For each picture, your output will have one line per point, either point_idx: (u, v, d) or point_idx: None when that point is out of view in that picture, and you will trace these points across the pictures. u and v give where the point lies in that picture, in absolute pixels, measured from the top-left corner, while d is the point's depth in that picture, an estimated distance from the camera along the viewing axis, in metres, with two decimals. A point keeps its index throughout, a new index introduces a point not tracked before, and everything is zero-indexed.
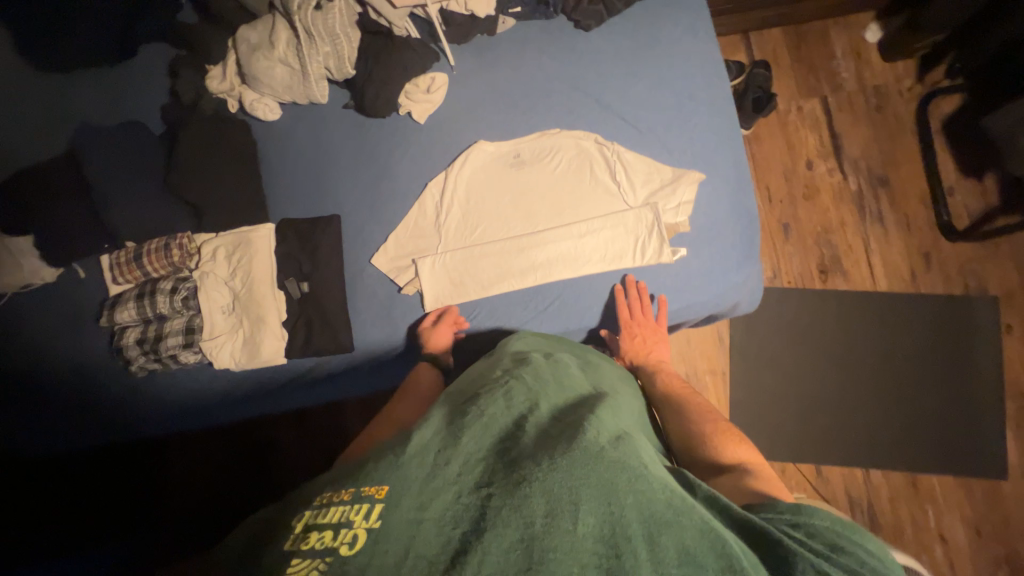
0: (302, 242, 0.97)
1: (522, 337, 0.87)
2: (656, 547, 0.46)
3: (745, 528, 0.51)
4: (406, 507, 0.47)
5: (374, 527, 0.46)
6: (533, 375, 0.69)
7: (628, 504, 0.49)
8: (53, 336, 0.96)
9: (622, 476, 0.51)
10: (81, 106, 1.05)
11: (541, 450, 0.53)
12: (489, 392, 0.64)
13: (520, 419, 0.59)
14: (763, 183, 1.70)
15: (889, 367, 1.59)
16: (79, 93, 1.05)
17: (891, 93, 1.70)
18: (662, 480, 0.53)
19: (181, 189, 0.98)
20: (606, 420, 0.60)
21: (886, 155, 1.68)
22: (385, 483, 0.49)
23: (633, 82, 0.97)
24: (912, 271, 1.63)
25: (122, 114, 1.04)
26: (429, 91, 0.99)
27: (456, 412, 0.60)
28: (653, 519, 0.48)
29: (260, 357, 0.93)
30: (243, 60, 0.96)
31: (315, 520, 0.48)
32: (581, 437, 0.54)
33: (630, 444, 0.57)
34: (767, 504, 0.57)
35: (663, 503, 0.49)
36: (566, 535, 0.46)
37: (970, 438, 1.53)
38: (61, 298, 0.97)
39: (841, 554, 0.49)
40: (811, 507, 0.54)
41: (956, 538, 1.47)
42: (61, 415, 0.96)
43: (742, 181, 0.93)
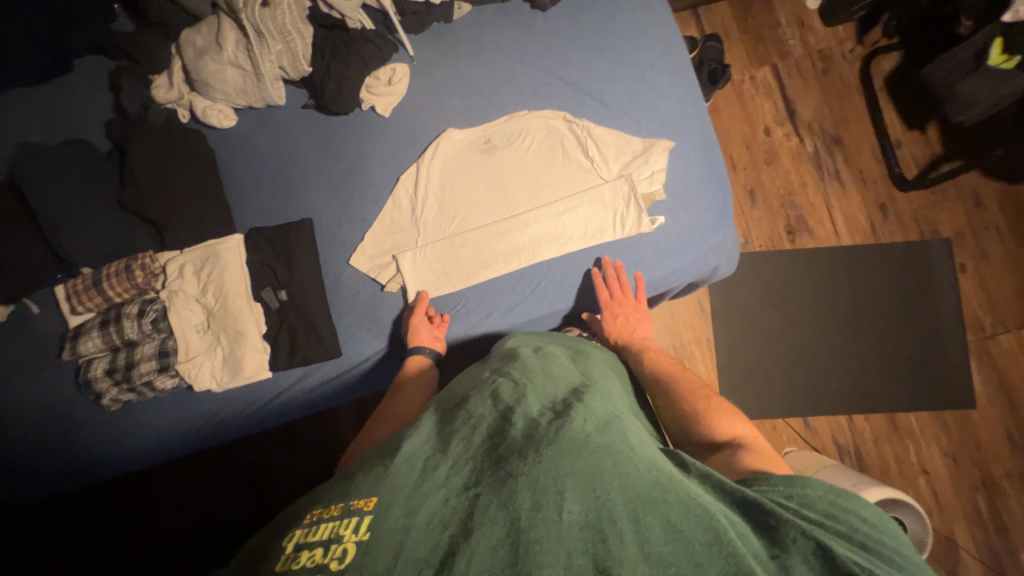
0: (276, 249, 0.94)
1: (514, 337, 0.87)
2: (643, 527, 0.45)
3: (737, 501, 0.50)
4: (394, 516, 0.47)
5: (362, 539, 0.45)
6: (520, 373, 0.70)
7: (613, 488, 0.48)
8: (10, 378, 0.89)
9: (607, 461, 0.51)
10: (14, 129, 0.97)
11: (526, 443, 0.53)
12: (477, 396, 0.65)
13: (507, 414, 0.59)
14: (726, 153, 1.74)
15: (860, 316, 1.67)
16: (10, 116, 0.98)
17: (835, 55, 1.78)
18: (649, 462, 0.53)
19: (137, 207, 0.92)
20: (593, 408, 0.61)
21: (836, 116, 1.76)
22: (373, 495, 0.49)
23: (595, 57, 0.98)
24: (871, 223, 1.71)
25: (62, 134, 0.98)
26: (390, 83, 0.97)
27: (445, 422, 0.61)
28: (638, 500, 0.48)
29: (243, 374, 0.89)
30: (190, 65, 0.91)
31: (306, 539, 0.46)
32: (566, 427, 0.54)
33: (616, 430, 0.57)
34: (760, 477, 0.56)
35: (649, 481, 0.49)
36: (551, 525, 0.45)
37: (939, 374, 1.63)
38: (15, 335, 0.91)
39: (835, 523, 0.49)
40: (804, 478, 0.54)
41: (937, 469, 1.56)
42: (25, 462, 0.88)
43: (711, 145, 0.95)
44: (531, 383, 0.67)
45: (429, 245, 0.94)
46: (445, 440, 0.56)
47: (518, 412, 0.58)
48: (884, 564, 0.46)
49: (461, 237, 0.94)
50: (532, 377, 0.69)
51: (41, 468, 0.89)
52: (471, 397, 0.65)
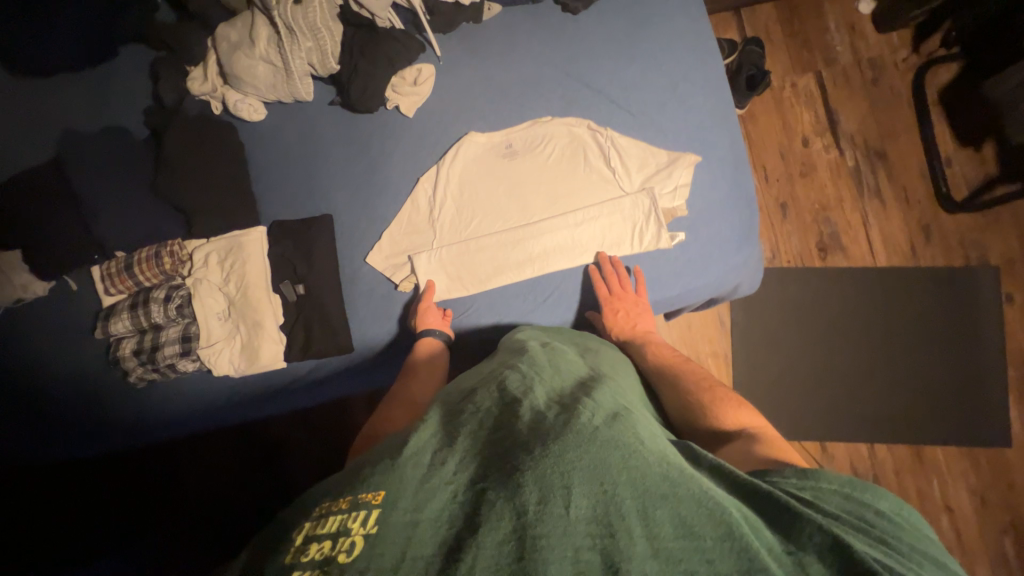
0: (296, 242, 0.96)
1: (523, 331, 0.87)
2: (651, 523, 0.44)
3: (748, 492, 0.48)
4: (401, 511, 0.45)
5: (370, 533, 0.43)
6: (528, 365, 0.68)
7: (622, 483, 0.46)
8: (48, 350, 0.95)
9: (617, 455, 0.48)
10: (57, 112, 1.01)
11: (534, 437, 0.51)
12: (484, 388, 0.63)
13: (515, 405, 0.57)
14: (759, 163, 1.68)
15: (893, 341, 1.59)
16: (54, 99, 1.02)
17: (886, 64, 1.67)
18: (659, 454, 0.50)
19: (170, 195, 0.96)
20: (603, 401, 0.59)
21: (882, 128, 1.66)
22: (381, 489, 0.46)
23: (626, 64, 0.95)
24: (912, 245, 1.62)
25: (101, 120, 1.02)
26: (415, 83, 0.97)
27: (452, 412, 0.58)
28: (647, 495, 0.46)
29: (259, 362, 0.92)
30: (224, 60, 0.94)
31: (314, 531, 0.45)
32: (575, 421, 0.52)
33: (626, 421, 0.55)
34: (774, 470, 0.55)
35: (659, 477, 0.47)
36: (560, 521, 0.43)
37: (974, 409, 1.54)
38: (53, 311, 0.96)
39: (851, 517, 0.48)
40: (818, 471, 0.53)
41: (962, 507, 1.48)
42: (58, 429, 0.94)
43: (740, 161, 0.92)
44: (540, 374, 0.65)
45: (444, 249, 0.95)
46: (451, 430, 0.54)
47: (526, 405, 0.56)
48: (903, 560, 0.45)
49: (485, 244, 0.94)
50: (540, 369, 0.67)
51: (73, 434, 0.95)
52: (479, 389, 0.64)
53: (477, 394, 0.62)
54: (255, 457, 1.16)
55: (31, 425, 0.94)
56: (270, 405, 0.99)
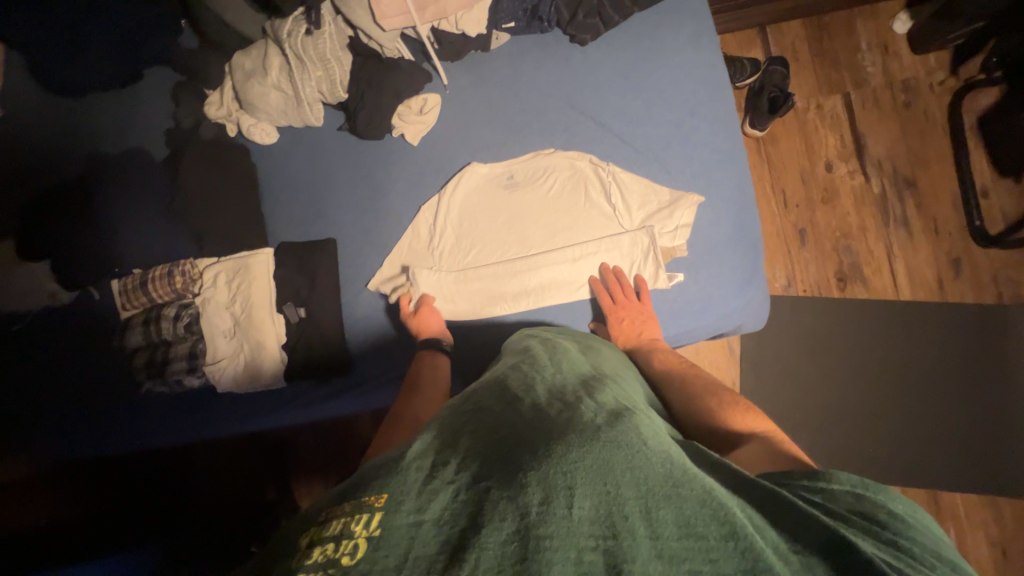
0: (300, 265, 0.99)
1: (517, 337, 0.87)
2: (655, 523, 0.42)
3: (750, 489, 0.47)
4: (405, 512, 0.44)
5: (374, 534, 0.43)
6: (531, 369, 0.69)
7: (624, 482, 0.45)
8: (71, 356, 1.02)
9: (618, 455, 0.47)
10: (84, 132, 1.07)
11: (535, 438, 0.51)
12: (489, 395, 0.64)
13: (518, 411, 0.58)
14: (778, 186, 1.62)
15: (914, 378, 1.51)
16: (83, 119, 1.07)
17: (921, 87, 1.60)
18: (661, 453, 0.49)
19: (185, 216, 1.00)
20: (604, 402, 0.59)
21: (913, 155, 1.58)
22: (384, 491, 0.47)
23: (633, 99, 0.95)
24: (939, 278, 1.54)
25: (125, 139, 1.07)
26: (421, 112, 0.98)
27: (455, 418, 0.59)
28: (650, 494, 0.44)
29: (261, 382, 0.96)
30: (238, 87, 0.97)
31: (319, 535, 0.44)
32: (575, 423, 0.53)
33: (626, 419, 0.54)
34: (782, 472, 0.51)
35: (660, 475, 0.46)
36: (563, 520, 0.42)
37: (1001, 455, 1.45)
38: (75, 319, 1.02)
39: (861, 517, 0.44)
40: (829, 472, 0.49)
41: (980, 557, 1.41)
42: (78, 426, 1.01)
43: (745, 201, 0.92)
44: (541, 378, 0.67)
45: (443, 280, 0.96)
46: (453, 434, 0.56)
47: (528, 409, 0.58)
48: (922, 567, 0.41)
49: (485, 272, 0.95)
50: (543, 372, 0.68)
51: (93, 436, 1.01)
52: (482, 395, 0.65)
53: (480, 399, 0.63)
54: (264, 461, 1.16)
55: (53, 422, 1.01)
56: (259, 421, 0.99)
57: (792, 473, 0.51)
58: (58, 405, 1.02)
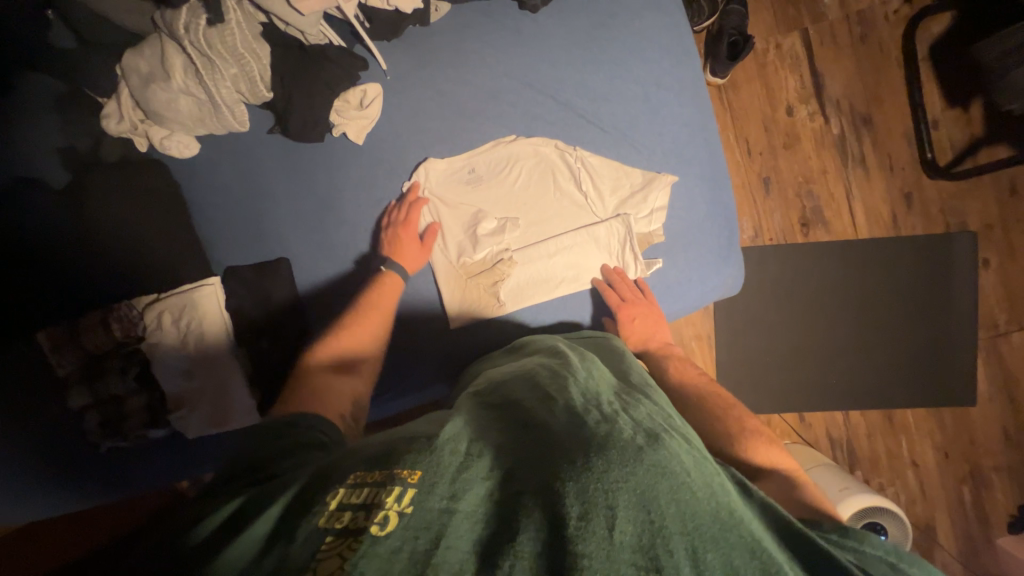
0: (252, 293, 0.90)
1: (528, 340, 0.84)
2: (698, 562, 0.42)
3: (796, 539, 0.50)
4: (438, 497, 0.43)
5: (406, 511, 0.42)
6: (563, 367, 0.67)
7: (669, 514, 0.44)
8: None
9: (664, 483, 0.46)
10: None
11: (573, 444, 0.49)
12: (522, 394, 0.62)
13: (553, 410, 0.56)
14: (742, 135, 1.58)
15: (873, 310, 1.60)
16: None
17: (876, 18, 1.57)
18: (707, 488, 0.49)
19: (108, 255, 0.88)
20: (642, 418, 0.56)
21: (869, 91, 1.58)
22: (417, 468, 0.46)
23: (592, 72, 0.90)
24: (894, 214, 1.60)
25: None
26: (362, 106, 0.88)
27: (486, 416, 0.58)
28: (695, 534, 0.44)
29: (232, 423, 0.90)
30: (138, 94, 0.81)
31: (348, 500, 0.45)
32: (617, 434, 0.51)
33: (669, 441, 0.53)
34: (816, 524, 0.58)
35: (708, 516, 0.45)
36: (601, 543, 0.41)
37: (945, 371, 1.59)
38: None
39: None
40: (866, 535, 0.55)
41: (926, 461, 1.58)
42: (22, 497, 0.90)
43: (717, 175, 0.93)
44: (575, 376, 0.64)
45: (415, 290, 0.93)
46: (485, 427, 0.55)
47: (562, 410, 0.56)
48: None
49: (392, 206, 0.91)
50: (576, 370, 0.67)
51: (54, 501, 0.92)
52: (513, 389, 0.64)
53: (511, 396, 0.62)
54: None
55: None
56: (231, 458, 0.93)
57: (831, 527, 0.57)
58: (2, 478, 0.90)
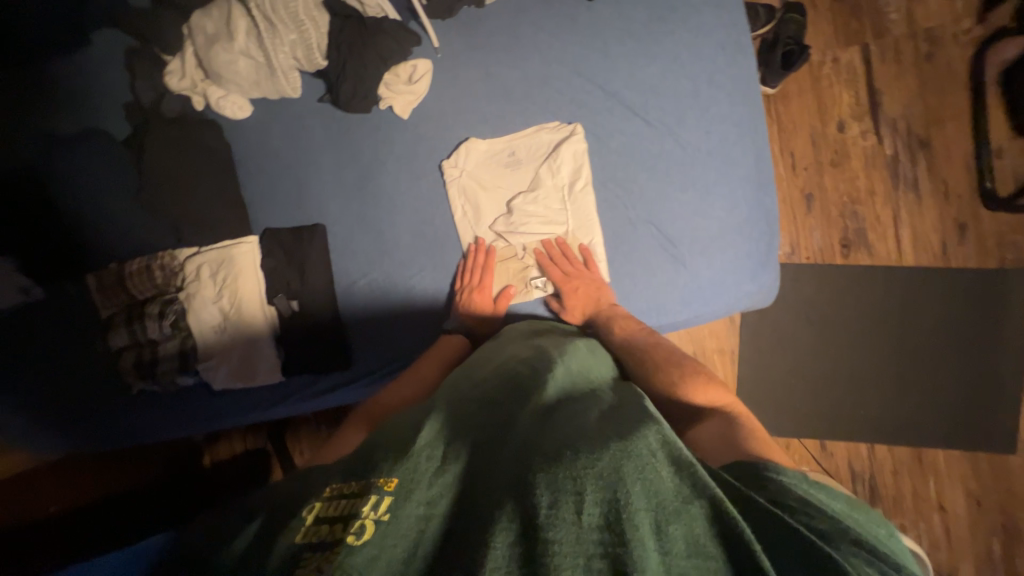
0: (288, 254, 0.93)
1: (511, 331, 0.86)
2: (664, 537, 0.41)
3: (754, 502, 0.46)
4: (415, 503, 0.45)
5: (382, 520, 0.42)
6: (540, 365, 0.67)
7: (635, 490, 0.43)
8: (36, 354, 0.94)
9: (630, 462, 0.45)
10: (20, 102, 0.92)
11: (545, 440, 0.50)
12: (500, 393, 0.62)
13: (529, 408, 0.57)
14: (787, 148, 1.54)
15: (910, 342, 1.52)
16: (16, 83, 0.92)
17: (945, 37, 1.50)
18: (670, 457, 0.47)
19: (156, 205, 0.91)
20: (614, 407, 0.57)
21: (930, 113, 1.51)
22: (393, 475, 0.46)
23: (643, 65, 0.89)
24: (944, 244, 1.52)
25: (67, 112, 0.93)
26: (411, 81, 0.89)
27: (463, 415, 0.58)
28: (660, 509, 0.43)
29: (256, 379, 0.93)
30: (202, 54, 0.86)
31: (325, 512, 0.45)
32: (585, 430, 0.51)
33: (638, 423, 0.52)
34: (745, 469, 0.55)
35: (672, 489, 0.44)
36: (569, 526, 0.41)
37: (986, 415, 1.50)
38: (40, 315, 0.93)
39: (813, 507, 0.48)
40: (778, 466, 0.53)
41: (956, 507, 1.49)
42: (55, 430, 0.95)
43: (762, 179, 0.91)
44: (553, 373, 0.65)
45: (444, 267, 0.94)
46: (462, 429, 0.55)
47: (536, 408, 0.56)
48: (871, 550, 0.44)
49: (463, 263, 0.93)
50: (553, 367, 0.67)
51: (88, 437, 0.96)
52: (493, 387, 0.64)
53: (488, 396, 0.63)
54: (263, 429, 1.22)
55: (30, 427, 0.95)
56: (251, 413, 0.95)
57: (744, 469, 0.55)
58: (43, 412, 0.95)
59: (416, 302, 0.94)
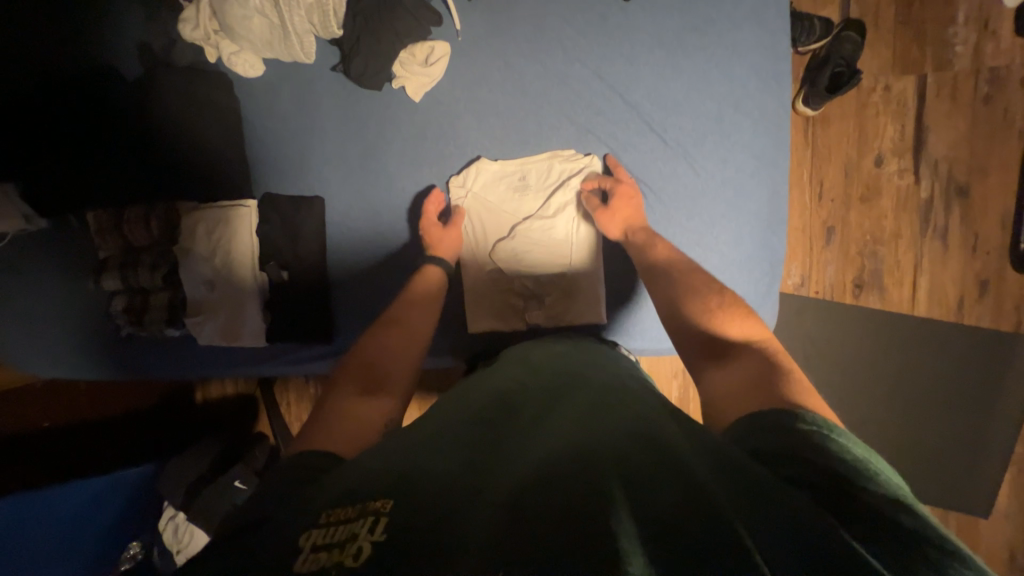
0: (284, 223, 0.92)
1: (508, 352, 0.82)
2: (647, 527, 0.39)
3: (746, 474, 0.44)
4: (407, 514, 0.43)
5: (379, 540, 0.40)
6: (526, 380, 0.67)
7: (613, 486, 0.42)
8: (31, 284, 0.96)
9: (609, 463, 0.45)
10: (36, 30, 0.91)
11: (527, 451, 0.50)
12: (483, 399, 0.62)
13: (512, 419, 0.57)
14: (818, 176, 1.46)
15: (907, 392, 1.48)
16: (31, 10, 0.91)
17: (1010, 79, 1.39)
18: (649, 445, 0.47)
19: (162, 156, 0.92)
20: (597, 404, 0.57)
21: (975, 160, 1.42)
22: (392, 496, 0.44)
23: (670, 78, 0.85)
24: (961, 299, 1.47)
25: (80, 47, 0.91)
26: (426, 63, 0.85)
27: (442, 420, 0.58)
28: (641, 502, 0.41)
29: (241, 340, 0.94)
30: (217, 5, 0.83)
31: (322, 539, 0.40)
32: (568, 434, 0.51)
33: (617, 422, 0.52)
34: (763, 421, 0.53)
35: (652, 479, 0.43)
36: (553, 526, 0.40)
37: (970, 475, 1.48)
38: (39, 248, 0.95)
39: (826, 458, 0.46)
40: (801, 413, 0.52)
41: None
42: (52, 356, 0.98)
43: (773, 218, 0.88)
44: (535, 384, 0.65)
45: None
46: (442, 433, 0.55)
47: (521, 419, 0.56)
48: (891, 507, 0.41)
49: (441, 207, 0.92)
50: (538, 379, 0.67)
51: (82, 369, 0.99)
52: (476, 395, 0.64)
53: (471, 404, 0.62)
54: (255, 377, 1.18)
55: (31, 346, 0.97)
56: (245, 366, 0.97)
57: (769, 423, 0.52)
58: (41, 339, 0.97)
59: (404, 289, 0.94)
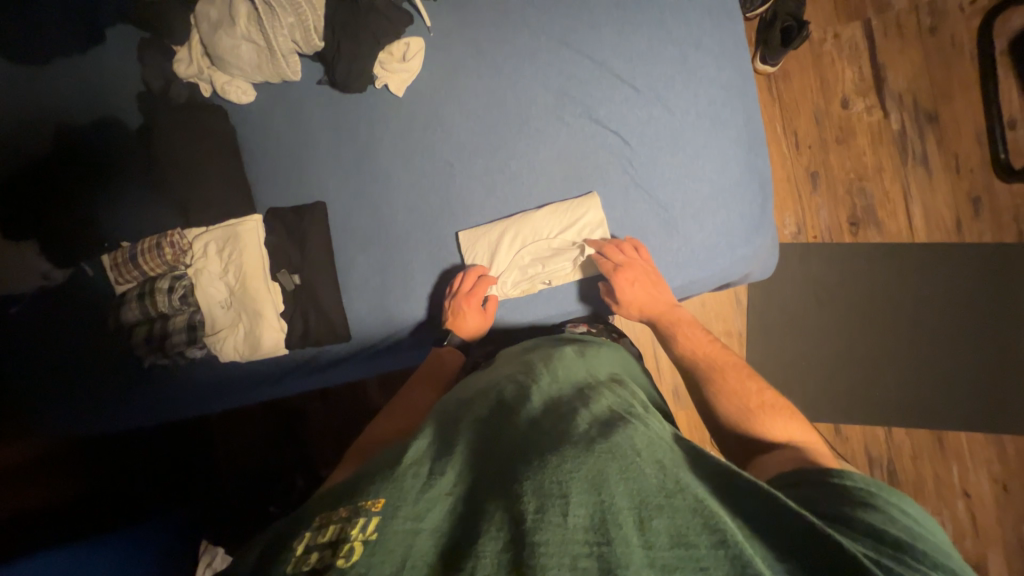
0: (291, 231, 0.96)
1: (504, 355, 0.84)
2: (647, 531, 0.40)
3: (732, 487, 0.47)
4: (402, 518, 0.41)
5: (369, 540, 0.39)
6: (527, 379, 0.66)
7: (617, 490, 0.43)
8: (48, 335, 0.97)
9: (613, 463, 0.45)
10: (37, 95, 0.96)
11: (529, 450, 0.49)
12: (484, 405, 0.61)
13: (512, 417, 0.56)
14: (791, 127, 1.52)
15: (925, 322, 1.47)
16: (31, 76, 0.97)
17: (949, 9, 1.48)
18: (653, 454, 0.48)
19: (168, 188, 0.96)
20: (599, 411, 0.56)
21: (936, 86, 1.48)
22: (381, 495, 0.43)
23: (630, 37, 0.92)
24: (958, 220, 1.48)
25: (83, 105, 0.98)
26: (404, 59, 0.92)
27: (445, 428, 0.56)
28: (643, 504, 0.42)
29: (262, 349, 0.94)
30: (207, 40, 0.90)
31: (316, 539, 0.41)
32: (571, 431, 0.50)
33: (619, 425, 0.52)
34: (838, 473, 0.57)
35: (654, 484, 0.44)
36: (556, 530, 0.40)
37: (1011, 393, 1.44)
38: (56, 301, 0.98)
39: (877, 515, 0.50)
40: (847, 471, 0.57)
41: (981, 493, 1.40)
42: (75, 407, 0.97)
43: (754, 140, 0.94)
44: (539, 383, 0.64)
45: (440, 242, 0.96)
46: (446, 437, 0.53)
47: (522, 419, 0.55)
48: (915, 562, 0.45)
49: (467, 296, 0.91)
50: (541, 380, 0.66)
51: (101, 410, 0.98)
52: (478, 400, 0.63)
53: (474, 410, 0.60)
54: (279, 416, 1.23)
55: (56, 398, 0.97)
56: (271, 388, 1.00)
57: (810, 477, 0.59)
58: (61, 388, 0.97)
59: (415, 275, 0.97)
